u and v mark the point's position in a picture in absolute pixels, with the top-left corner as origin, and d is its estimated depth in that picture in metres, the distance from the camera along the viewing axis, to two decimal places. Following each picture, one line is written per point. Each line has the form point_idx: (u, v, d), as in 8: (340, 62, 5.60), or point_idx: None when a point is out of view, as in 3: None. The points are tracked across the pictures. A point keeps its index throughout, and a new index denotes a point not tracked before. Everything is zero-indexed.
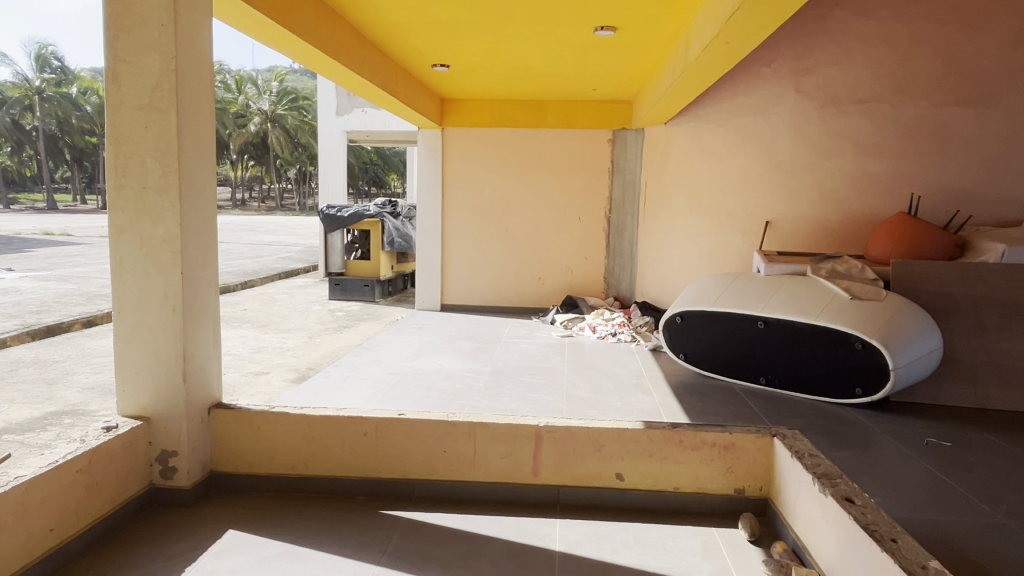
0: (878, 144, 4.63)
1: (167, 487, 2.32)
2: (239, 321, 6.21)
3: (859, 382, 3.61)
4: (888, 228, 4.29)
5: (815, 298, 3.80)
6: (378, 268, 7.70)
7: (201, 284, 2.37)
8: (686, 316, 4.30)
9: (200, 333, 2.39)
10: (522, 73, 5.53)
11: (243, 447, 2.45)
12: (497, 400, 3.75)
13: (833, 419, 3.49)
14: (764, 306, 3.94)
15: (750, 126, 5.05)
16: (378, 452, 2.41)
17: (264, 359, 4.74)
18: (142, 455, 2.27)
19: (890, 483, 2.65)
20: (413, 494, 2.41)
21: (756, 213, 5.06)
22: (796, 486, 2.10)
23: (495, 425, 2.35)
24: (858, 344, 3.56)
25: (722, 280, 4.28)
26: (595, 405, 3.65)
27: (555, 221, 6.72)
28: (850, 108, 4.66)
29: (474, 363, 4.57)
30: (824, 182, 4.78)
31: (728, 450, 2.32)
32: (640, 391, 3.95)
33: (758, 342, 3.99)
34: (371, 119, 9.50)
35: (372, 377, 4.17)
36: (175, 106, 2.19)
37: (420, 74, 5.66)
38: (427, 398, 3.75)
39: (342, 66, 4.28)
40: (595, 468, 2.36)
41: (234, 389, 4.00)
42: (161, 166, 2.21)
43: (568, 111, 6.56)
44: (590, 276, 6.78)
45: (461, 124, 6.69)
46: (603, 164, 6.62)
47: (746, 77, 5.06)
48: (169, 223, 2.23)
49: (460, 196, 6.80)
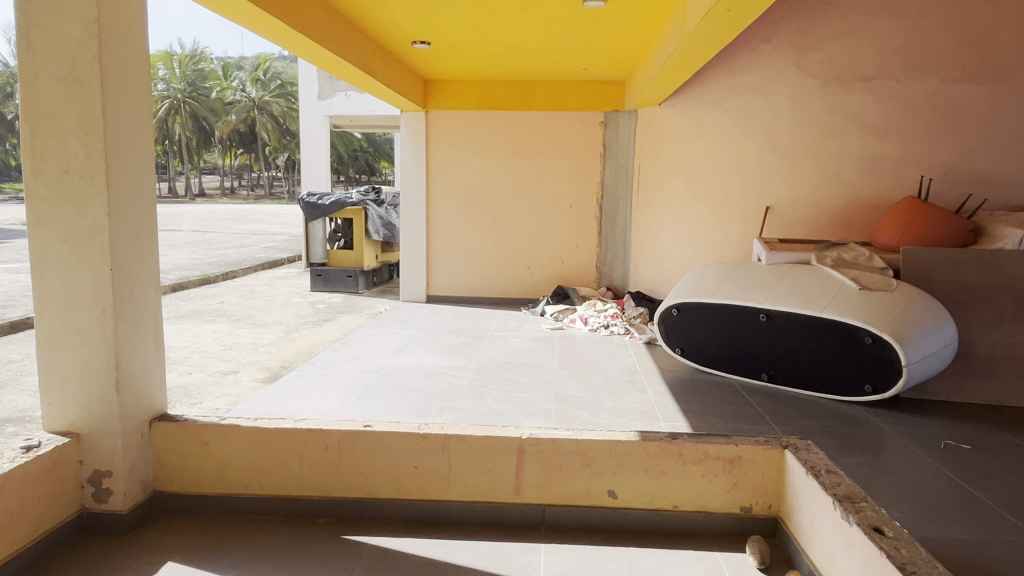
0: (885, 124, 4.37)
1: (101, 511, 2.05)
2: (214, 316, 5.92)
3: (868, 379, 3.38)
4: (896, 213, 4.04)
5: (821, 288, 3.54)
6: (362, 259, 7.43)
7: (138, 282, 2.10)
8: (682, 308, 4.03)
9: (138, 337, 2.11)
10: (508, 51, 5.23)
11: (190, 464, 2.18)
12: (480, 401, 3.47)
13: (841, 418, 3.26)
14: (766, 297, 3.67)
15: (750, 106, 4.78)
16: (341, 468, 2.15)
17: (235, 357, 4.46)
18: (71, 477, 2.01)
19: (908, 495, 2.41)
20: (381, 516, 2.16)
21: (755, 198, 4.81)
22: (811, 508, 1.86)
23: (472, 438, 2.09)
24: (868, 338, 3.31)
25: (720, 270, 3.99)
26: (586, 406, 3.39)
27: (545, 209, 6.45)
28: (855, 86, 4.39)
29: (458, 359, 4.30)
30: (827, 165, 4.52)
31: (732, 464, 2.07)
32: (634, 389, 3.69)
33: (760, 335, 3.74)
34: (354, 103, 9.19)
35: (348, 376, 3.89)
36: (100, 78, 1.90)
37: (400, 53, 5.33)
38: (406, 399, 3.48)
39: (314, 41, 3.94)
40: (586, 486, 2.10)
41: (197, 392, 3.71)
42: (85, 148, 1.93)
43: (557, 92, 6.27)
44: (582, 265, 6.52)
45: (446, 106, 6.39)
46: (594, 147, 6.33)
47: (745, 53, 4.79)
48: (96, 214, 1.95)
49: (445, 182, 6.50)
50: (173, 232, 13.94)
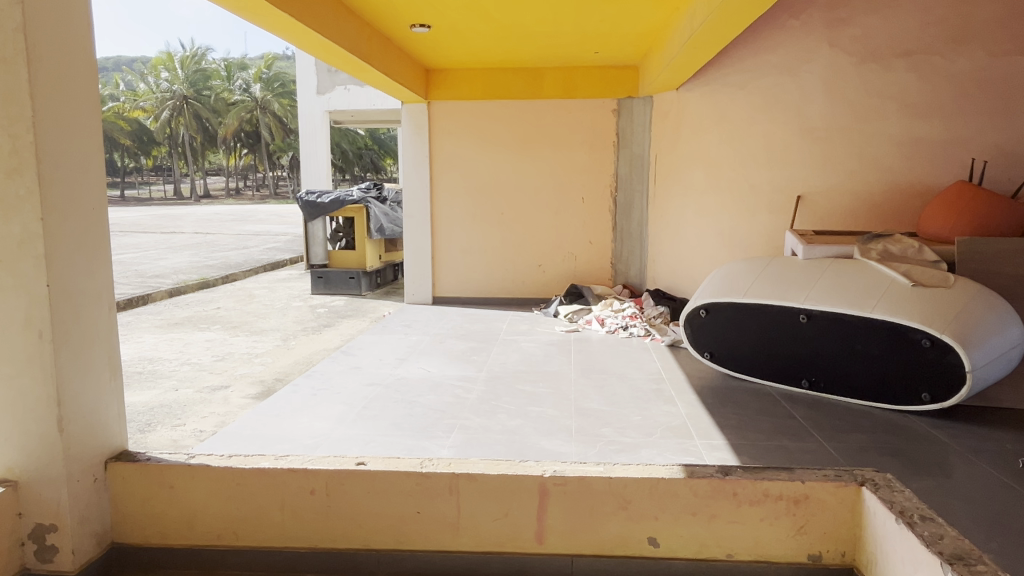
0: (928, 104, 3.98)
1: (45, 573, 1.72)
2: (208, 323, 5.61)
3: (925, 386, 3.02)
4: (945, 200, 3.67)
5: (869, 285, 3.18)
6: (365, 258, 7.09)
7: (84, 298, 1.77)
8: (712, 308, 3.68)
9: (86, 364, 1.78)
10: (514, 34, 4.86)
11: (153, 511, 1.85)
12: (492, 417, 3.13)
13: (897, 432, 2.90)
14: (807, 296, 3.31)
15: (778, 88, 4.42)
16: (329, 516, 1.81)
17: (227, 370, 4.13)
18: (6, 533, 1.68)
19: (998, 530, 2.05)
20: (379, 570, 1.83)
21: (785, 187, 4.45)
22: (905, 566, 1.51)
23: (486, 477, 1.75)
24: (925, 341, 2.94)
25: (752, 266, 3.64)
26: (609, 422, 3.04)
27: (556, 203, 6.10)
28: (894, 62, 4.01)
29: (467, 367, 3.97)
30: (865, 150, 4.15)
31: (798, 505, 1.72)
32: (662, 400, 3.35)
33: (799, 338, 3.38)
34: (355, 97, 8.83)
35: (346, 391, 3.56)
36: (26, 54, 1.57)
37: (398, 39, 4.97)
38: (410, 416, 3.15)
39: (305, 24, 3.57)
40: (621, 533, 1.76)
41: (182, 412, 3.38)
42: (11, 139, 1.60)
43: (567, 79, 5.90)
44: (595, 262, 6.17)
45: (449, 97, 6.02)
46: (607, 137, 5.97)
47: (772, 31, 4.44)
48: (27, 219, 1.62)
49: (450, 178, 6.16)
50: (174, 235, 13.66)
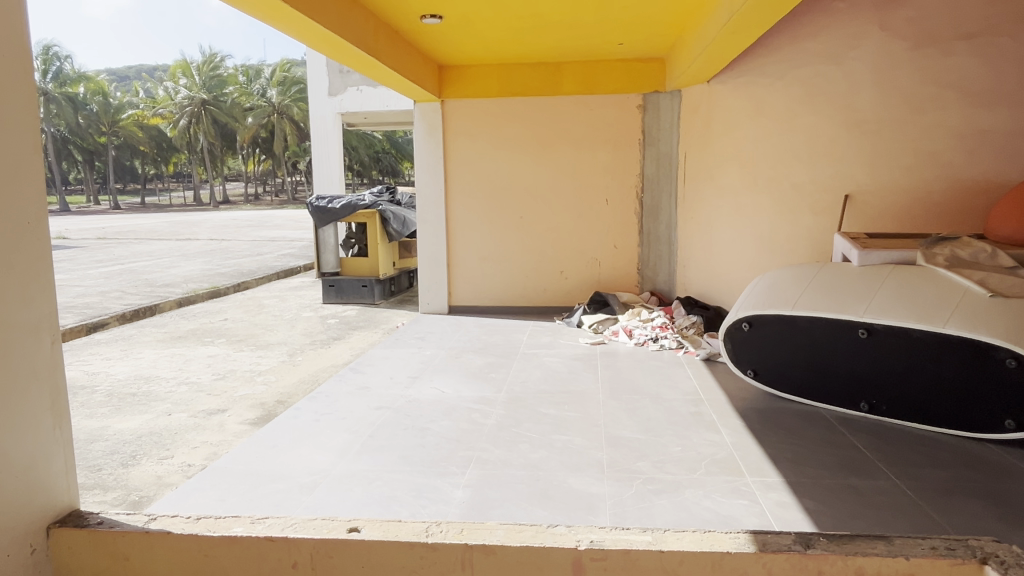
0: (993, 91, 3.57)
1: None
2: (213, 336, 5.32)
3: (1009, 412, 2.63)
4: (1017, 198, 3.27)
5: (939, 294, 2.78)
6: (377, 266, 6.79)
7: (17, 331, 1.48)
8: (755, 322, 3.31)
9: (16, 412, 1.48)
10: (531, 24, 4.50)
11: None
12: (513, 448, 2.79)
13: (981, 467, 2.52)
14: (867, 309, 2.92)
15: (823, 77, 4.05)
16: None
17: (226, 391, 3.83)
18: None
19: None
20: None
21: (831, 187, 4.07)
22: None
23: (507, 551, 1.41)
24: (1010, 360, 2.54)
25: (801, 274, 3.26)
26: (646, 455, 2.68)
27: (578, 205, 5.75)
28: (954, 45, 3.59)
29: (484, 387, 3.63)
30: (922, 143, 3.74)
31: None
32: (704, 427, 2.99)
33: (857, 356, 3.01)
34: (367, 98, 8.52)
35: (353, 416, 3.24)
36: None
37: (408, 32, 4.64)
38: (421, 448, 2.81)
39: (305, 15, 3.20)
40: None
41: (171, 441, 3.07)
42: None
43: (588, 73, 5.54)
44: (621, 268, 5.81)
45: (463, 96, 5.69)
46: (632, 134, 5.61)
47: (815, 15, 4.06)
48: None
49: (466, 181, 5.83)
50: (188, 242, 13.47)
